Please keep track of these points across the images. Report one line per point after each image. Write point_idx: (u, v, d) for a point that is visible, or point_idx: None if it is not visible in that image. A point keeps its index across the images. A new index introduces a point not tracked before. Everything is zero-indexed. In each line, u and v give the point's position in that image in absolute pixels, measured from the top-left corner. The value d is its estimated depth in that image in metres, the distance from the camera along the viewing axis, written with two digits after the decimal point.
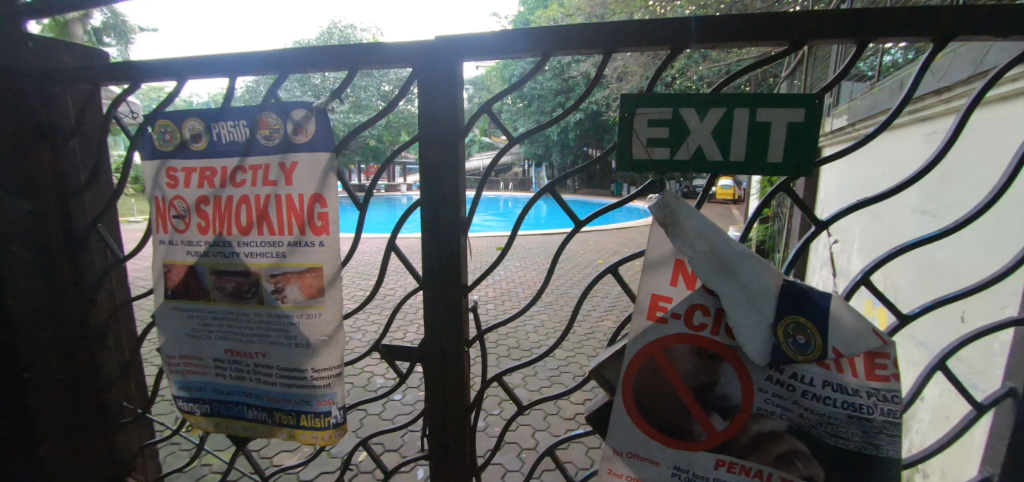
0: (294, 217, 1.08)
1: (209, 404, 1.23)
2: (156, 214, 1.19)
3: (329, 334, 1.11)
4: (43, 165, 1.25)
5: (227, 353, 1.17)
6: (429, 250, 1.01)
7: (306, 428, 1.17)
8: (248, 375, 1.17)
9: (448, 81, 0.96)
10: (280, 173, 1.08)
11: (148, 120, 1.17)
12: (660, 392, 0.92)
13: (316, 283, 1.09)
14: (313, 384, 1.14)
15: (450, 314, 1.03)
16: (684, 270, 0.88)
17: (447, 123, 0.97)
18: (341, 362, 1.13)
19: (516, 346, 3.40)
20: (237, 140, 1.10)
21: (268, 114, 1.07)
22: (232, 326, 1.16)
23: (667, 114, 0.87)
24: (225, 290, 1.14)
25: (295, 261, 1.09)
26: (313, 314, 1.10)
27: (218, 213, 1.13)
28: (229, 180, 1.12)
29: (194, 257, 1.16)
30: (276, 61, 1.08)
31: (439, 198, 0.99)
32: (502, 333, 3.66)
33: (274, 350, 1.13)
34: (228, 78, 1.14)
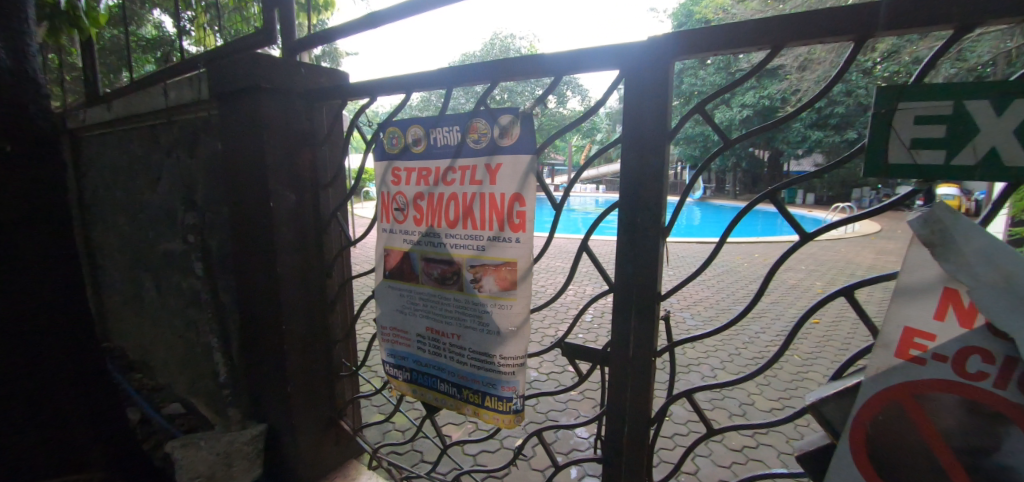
0: (495, 214, 1.17)
1: (410, 372, 1.41)
2: (381, 205, 1.39)
3: (518, 326, 1.18)
4: (304, 165, 1.57)
5: (429, 330, 1.33)
6: (624, 254, 1.04)
7: (490, 409, 1.26)
8: (445, 352, 1.31)
9: (659, 83, 0.94)
10: (486, 174, 1.18)
11: (381, 127, 1.38)
12: (904, 443, 0.78)
13: (510, 277, 1.16)
14: (499, 369, 1.22)
15: (644, 319, 1.04)
16: (957, 300, 0.71)
17: (654, 127, 0.96)
18: (525, 353, 1.19)
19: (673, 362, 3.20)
20: (450, 143, 1.24)
21: (478, 120, 1.19)
22: (435, 307, 1.31)
23: (945, 108, 0.71)
24: (431, 275, 1.29)
25: (493, 255, 1.18)
26: (505, 305, 1.18)
27: (429, 207, 1.27)
28: (441, 178, 1.25)
29: (408, 244, 1.32)
30: (489, 72, 1.19)
31: (641, 202, 1.00)
32: None
33: (469, 333, 1.25)
34: (446, 89, 1.29)
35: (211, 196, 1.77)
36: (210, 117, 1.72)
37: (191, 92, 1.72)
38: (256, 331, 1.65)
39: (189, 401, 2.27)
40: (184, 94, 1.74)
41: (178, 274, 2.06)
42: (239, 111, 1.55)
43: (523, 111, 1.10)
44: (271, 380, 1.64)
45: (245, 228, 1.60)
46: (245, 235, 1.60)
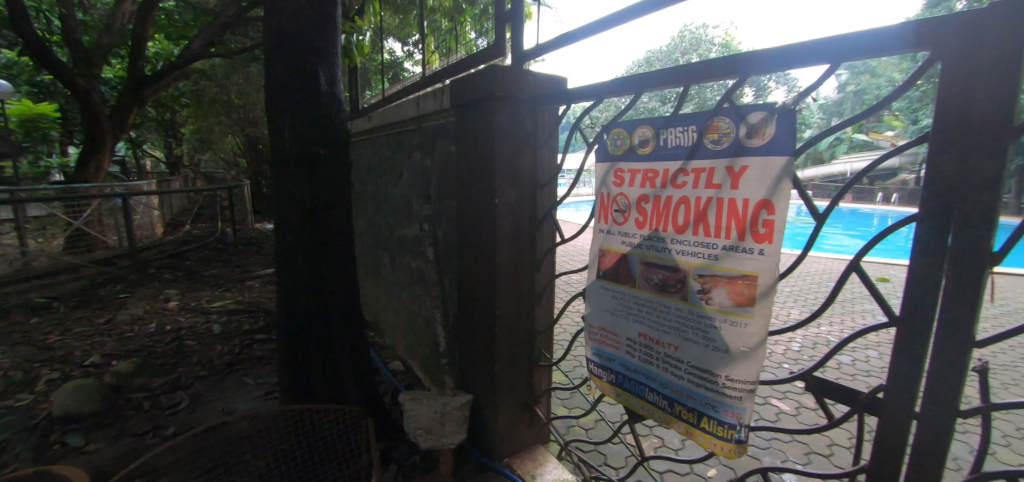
0: (734, 221, 1.06)
1: (615, 375, 1.39)
2: (600, 205, 1.40)
3: (751, 347, 1.05)
4: (525, 164, 1.66)
5: (642, 336, 1.30)
6: (918, 283, 0.84)
7: (706, 431, 1.17)
8: (658, 361, 1.26)
9: (1013, 61, 0.70)
10: (726, 177, 1.07)
11: (605, 128, 1.37)
12: None
13: (747, 292, 1.04)
14: (723, 391, 1.12)
15: (945, 368, 0.82)
16: None
17: (989, 122, 0.74)
18: (757, 379, 1.06)
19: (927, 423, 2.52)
20: (683, 144, 1.17)
21: (720, 119, 1.09)
22: (651, 313, 1.27)
23: None
24: (651, 281, 1.25)
25: (728, 266, 1.07)
26: (738, 322, 1.07)
27: (654, 210, 1.22)
28: (670, 181, 1.19)
29: (627, 247, 1.30)
30: (737, 66, 1.08)
31: (953, 217, 0.79)
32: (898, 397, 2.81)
33: (689, 346, 1.18)
34: (679, 86, 1.21)
35: (442, 190, 2.04)
36: (446, 123, 1.98)
37: (434, 102, 2.01)
38: (472, 312, 1.82)
39: (408, 361, 2.67)
40: (429, 105, 2.02)
41: (410, 255, 2.46)
42: (474, 116, 1.74)
43: (783, 105, 0.96)
44: (480, 361, 1.81)
45: (470, 222, 1.78)
46: (469, 226, 1.79)
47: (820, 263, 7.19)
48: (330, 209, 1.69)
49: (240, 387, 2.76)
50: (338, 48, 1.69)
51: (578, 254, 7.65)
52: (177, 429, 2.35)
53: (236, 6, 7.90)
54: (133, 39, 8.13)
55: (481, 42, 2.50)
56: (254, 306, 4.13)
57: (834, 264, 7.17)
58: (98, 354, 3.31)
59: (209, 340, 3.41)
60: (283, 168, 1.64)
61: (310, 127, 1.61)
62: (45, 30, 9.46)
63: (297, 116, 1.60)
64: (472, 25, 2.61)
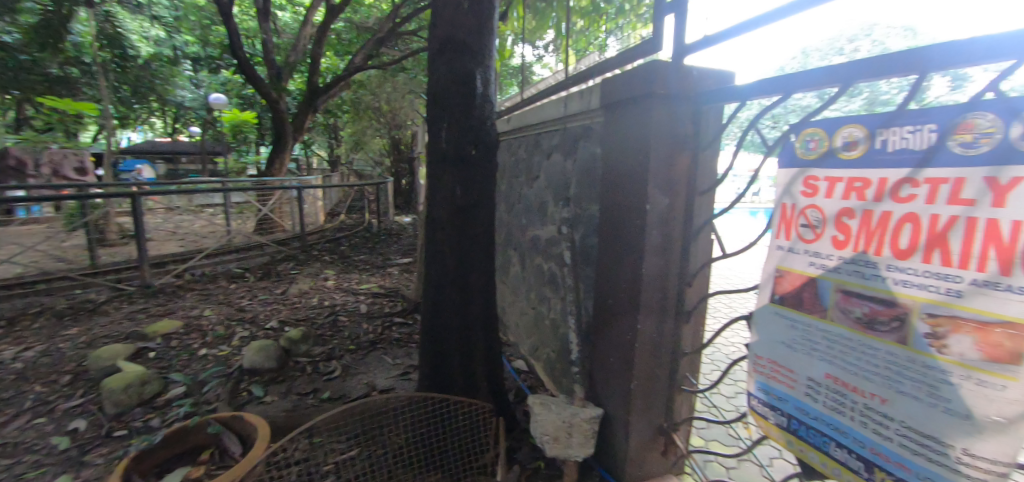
0: (994, 248, 0.80)
1: (788, 419, 1.18)
2: (779, 220, 1.21)
3: (1009, 419, 0.79)
4: (682, 168, 1.53)
5: (829, 379, 1.08)
6: None
7: None
8: (854, 414, 1.03)
9: None
10: (984, 190, 0.82)
11: (795, 128, 1.17)
12: None
13: (1010, 346, 0.77)
14: (955, 468, 0.87)
15: None
16: None
17: None
18: (1016, 462, 0.80)
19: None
20: (912, 149, 0.93)
21: (976, 115, 0.84)
22: (848, 354, 1.04)
23: None
24: (851, 314, 1.02)
25: (976, 307, 0.82)
26: (988, 383, 0.81)
27: (863, 229, 1.00)
28: (888, 193, 0.96)
29: (819, 270, 1.09)
30: (1011, 44, 0.81)
31: None
32: None
33: (904, 402, 0.93)
34: (917, 76, 0.95)
35: (584, 193, 2.00)
36: (593, 123, 1.93)
37: (581, 103, 1.97)
38: (608, 321, 1.73)
39: (531, 362, 2.67)
40: (575, 106, 1.99)
41: (542, 256, 2.46)
42: (626, 116, 1.65)
43: None
44: (616, 374, 1.69)
45: (613, 227, 1.71)
46: (612, 231, 1.72)
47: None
48: (478, 209, 1.76)
49: (381, 364, 3.05)
50: (494, 53, 1.75)
51: (728, 266, 6.86)
52: (332, 394, 2.67)
53: (390, 23, 8.81)
54: (311, 56, 9.63)
55: (610, 43, 2.45)
56: (394, 291, 4.57)
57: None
58: (276, 320, 3.95)
59: (357, 317, 3.85)
60: (438, 165, 1.74)
61: (464, 130, 1.69)
62: (252, 52, 11.70)
63: (455, 121, 1.69)
64: (605, 23, 2.53)
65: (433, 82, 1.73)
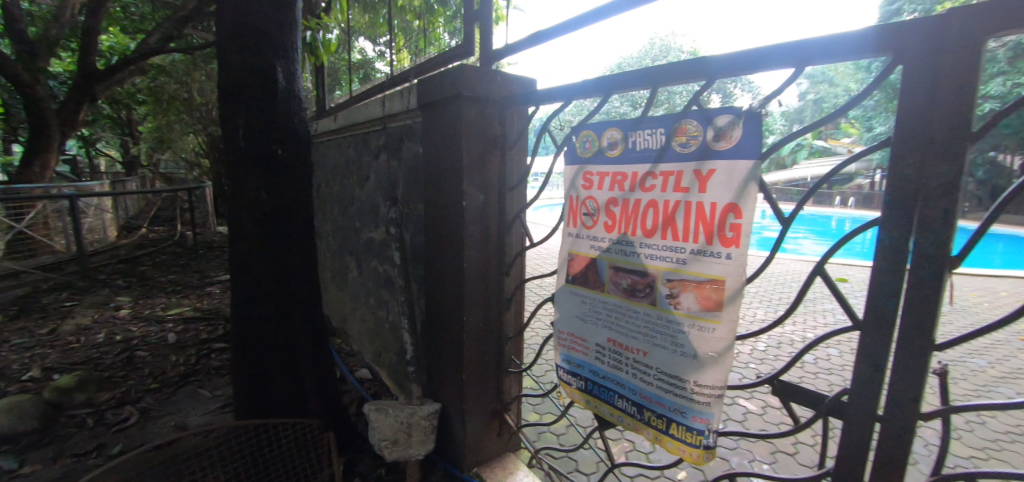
0: (702, 225, 1.06)
1: (585, 382, 1.37)
2: (569, 210, 1.40)
3: (719, 352, 1.05)
4: (493, 167, 1.65)
5: (610, 342, 1.28)
6: (881, 286, 0.84)
7: (675, 438, 1.16)
8: (627, 368, 1.24)
9: (966, 67, 0.72)
10: (694, 180, 1.07)
11: (574, 130, 1.37)
12: None
13: (715, 297, 1.04)
14: (691, 397, 1.11)
15: (910, 369, 0.81)
16: None
17: (947, 128, 0.75)
18: (725, 385, 1.05)
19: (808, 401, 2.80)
20: (652, 148, 1.17)
21: (687, 121, 1.10)
22: (620, 318, 1.25)
23: None
24: (619, 285, 1.23)
25: (695, 270, 1.07)
26: (706, 328, 1.06)
27: (624, 214, 1.22)
28: (639, 184, 1.19)
29: (597, 251, 1.29)
30: (702, 69, 1.08)
31: (912, 216, 0.80)
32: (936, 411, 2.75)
33: (657, 352, 1.16)
34: (648, 88, 1.19)
35: (411, 193, 2.02)
36: (413, 123, 1.95)
37: (401, 102, 1.98)
38: (439, 315, 1.80)
39: (375, 368, 2.59)
40: (395, 105, 1.99)
41: (377, 259, 2.40)
42: (440, 116, 1.70)
43: (749, 109, 0.98)
44: (450, 366, 1.76)
45: (438, 223, 1.76)
46: (436, 227, 1.77)
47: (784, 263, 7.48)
48: (287, 212, 1.72)
49: (196, 399, 2.62)
50: (299, 51, 1.74)
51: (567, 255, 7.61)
52: (125, 446, 2.20)
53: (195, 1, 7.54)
54: (81, 32, 7.67)
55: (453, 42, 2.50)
56: (214, 313, 3.94)
57: (797, 264, 7.46)
58: (38, 368, 3.07)
59: (161, 350, 3.23)
60: (237, 165, 1.66)
61: (264, 128, 1.65)
62: None
63: (253, 118, 1.64)
64: (444, 26, 2.59)
65: (222, 78, 1.66)
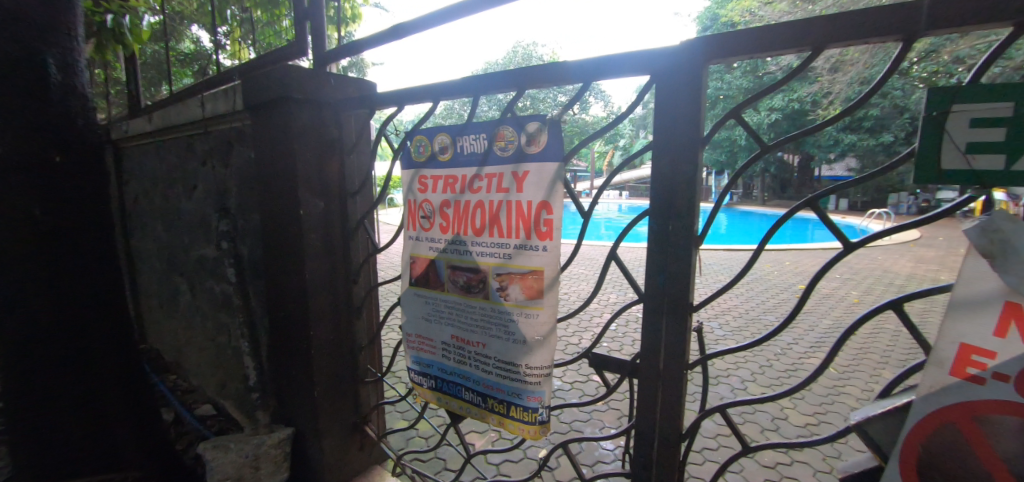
0: (522, 222, 1.16)
1: (435, 380, 1.43)
2: (409, 213, 1.43)
3: (543, 335, 1.16)
4: (332, 173, 1.60)
5: (454, 338, 1.35)
6: (655, 266, 0.99)
7: (515, 419, 1.25)
8: (470, 361, 1.32)
9: (693, 87, 0.91)
10: (513, 181, 1.18)
11: (409, 135, 1.41)
12: (955, 468, 0.74)
13: (536, 285, 1.15)
14: (525, 380, 1.21)
15: (674, 331, 0.98)
16: (1020, 316, 0.66)
17: (686, 133, 0.92)
18: (552, 364, 1.17)
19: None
20: (477, 152, 1.25)
21: (504, 128, 1.20)
22: (461, 314, 1.32)
23: (1004, 110, 0.68)
24: (457, 283, 1.31)
25: (519, 263, 1.18)
26: (531, 314, 1.17)
27: (457, 215, 1.29)
28: (467, 186, 1.27)
29: (434, 252, 1.36)
30: (515, 80, 1.18)
31: (671, 206, 0.95)
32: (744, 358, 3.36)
33: (494, 342, 1.25)
34: (471, 97, 1.30)
35: (244, 203, 1.85)
36: (241, 126, 1.79)
37: (227, 104, 1.81)
38: (284, 333, 1.70)
39: (218, 402, 2.32)
40: (219, 106, 1.81)
41: (211, 278, 2.14)
42: (268, 120, 1.58)
43: (551, 117, 1.10)
44: (299, 386, 1.68)
45: (274, 235, 1.65)
46: (273, 239, 1.66)
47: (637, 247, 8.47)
48: (73, 231, 1.48)
49: None
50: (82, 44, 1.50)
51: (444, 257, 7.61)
52: None
53: None
54: None
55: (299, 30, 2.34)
56: None
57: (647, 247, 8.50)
58: None
59: None
60: None
61: (32, 132, 1.38)
62: None
63: (12, 118, 1.35)
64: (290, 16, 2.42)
65: None
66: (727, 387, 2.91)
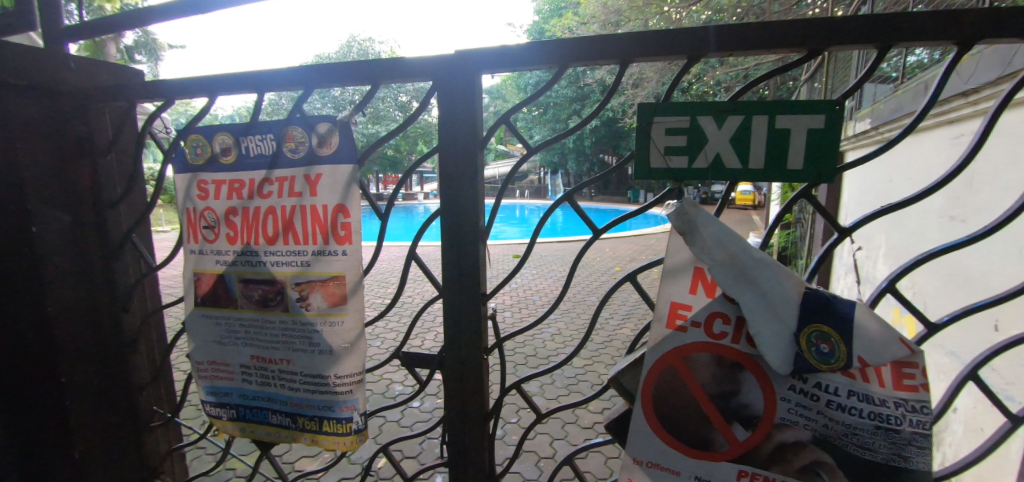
0: (318, 227, 1.11)
1: (237, 409, 1.29)
2: (187, 225, 1.24)
3: (351, 342, 1.13)
4: (80, 179, 1.30)
5: (254, 359, 1.23)
6: (450, 263, 1.02)
7: (329, 434, 1.20)
8: (274, 381, 1.22)
9: (469, 93, 0.97)
10: (306, 185, 1.11)
11: (181, 134, 1.22)
12: (677, 401, 0.92)
13: (338, 291, 1.12)
14: (335, 390, 1.17)
15: (471, 321, 1.04)
16: (703, 277, 0.88)
17: (468, 136, 0.97)
18: (362, 369, 1.15)
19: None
20: (265, 154, 1.14)
21: (293, 128, 1.11)
22: (259, 332, 1.21)
23: (685, 122, 0.87)
24: (252, 298, 1.19)
25: (318, 270, 1.13)
26: (335, 321, 1.13)
27: (245, 223, 1.17)
28: (256, 191, 1.16)
29: (223, 266, 1.22)
30: (301, 78, 1.11)
31: (459, 205, 1.00)
32: (568, 337, 3.81)
33: (298, 356, 1.18)
34: (256, 93, 1.18)
35: None
36: None
37: None
38: None
39: None
40: None
41: None
42: None
43: (340, 119, 1.06)
44: (47, 450, 1.33)
45: None
46: None
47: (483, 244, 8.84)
48: None
49: None
50: None
51: None
52: None
53: None
54: None
55: None
56: None
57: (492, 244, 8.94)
58: None
59: None
60: None
61: None
62: None
63: None
64: None
65: None
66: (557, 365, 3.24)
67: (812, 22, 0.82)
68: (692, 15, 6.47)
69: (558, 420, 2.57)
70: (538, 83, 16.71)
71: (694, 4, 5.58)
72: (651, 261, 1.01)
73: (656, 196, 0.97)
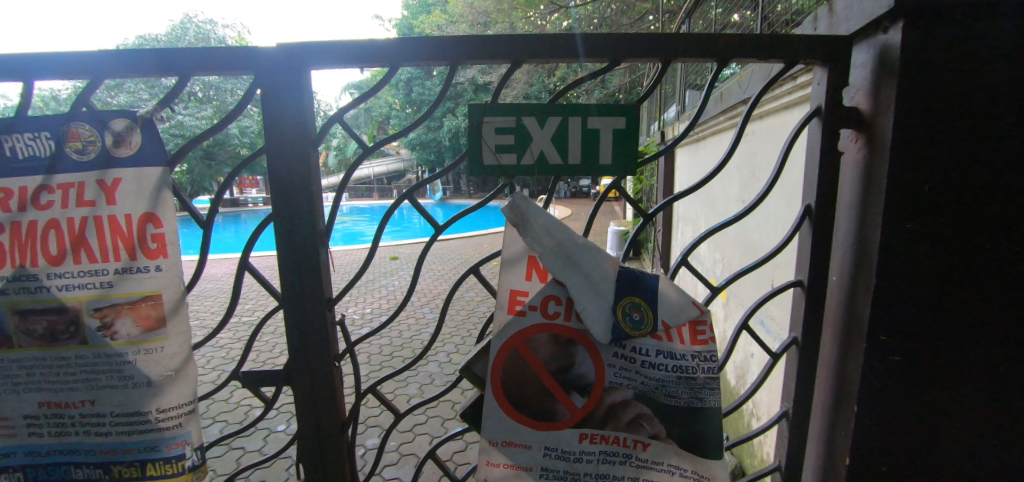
0: (119, 241, 0.95)
1: (23, 471, 1.05)
2: None
3: (175, 369, 1.00)
4: None
5: (43, 406, 1.01)
6: (286, 269, 0.96)
7: (154, 478, 1.05)
8: (74, 429, 1.02)
9: (297, 89, 0.92)
10: (99, 192, 0.94)
11: None
12: (522, 380, 0.99)
13: (154, 313, 0.98)
14: (159, 427, 1.02)
15: (316, 329, 0.99)
16: (537, 265, 0.96)
17: (297, 135, 0.92)
18: (193, 398, 1.03)
19: (365, 364, 3.31)
20: (37, 155, 0.92)
21: (77, 124, 0.92)
22: (48, 372, 1.00)
23: (512, 122, 0.94)
24: (33, 333, 0.98)
25: (125, 291, 0.97)
26: (152, 349, 0.99)
27: (15, 241, 0.95)
28: (28, 202, 0.94)
29: None
30: (85, 64, 0.93)
31: (292, 208, 0.94)
32: (447, 335, 3.84)
33: (105, 395, 1.00)
34: (21, 82, 0.96)
35: None
36: None
37: None
38: None
39: None
40: None
41: None
42: None
43: (141, 115, 0.92)
44: None
45: None
46: None
47: (356, 247, 8.39)
48: None
49: None
50: None
51: None
52: None
53: None
54: None
55: None
56: None
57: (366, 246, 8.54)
58: None
59: None
60: None
61: None
62: None
63: None
64: None
65: None
66: (435, 365, 3.25)
67: (611, 36, 0.94)
68: (551, 20, 6.90)
69: (437, 418, 2.59)
70: (410, 79, 16.33)
71: (553, 11, 5.97)
72: (493, 253, 1.07)
73: (493, 189, 1.03)
